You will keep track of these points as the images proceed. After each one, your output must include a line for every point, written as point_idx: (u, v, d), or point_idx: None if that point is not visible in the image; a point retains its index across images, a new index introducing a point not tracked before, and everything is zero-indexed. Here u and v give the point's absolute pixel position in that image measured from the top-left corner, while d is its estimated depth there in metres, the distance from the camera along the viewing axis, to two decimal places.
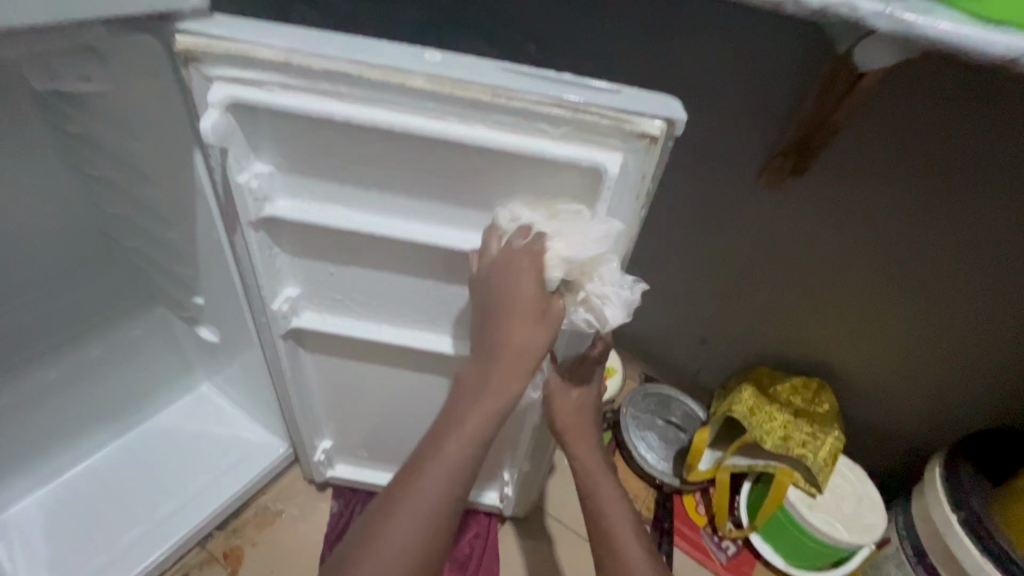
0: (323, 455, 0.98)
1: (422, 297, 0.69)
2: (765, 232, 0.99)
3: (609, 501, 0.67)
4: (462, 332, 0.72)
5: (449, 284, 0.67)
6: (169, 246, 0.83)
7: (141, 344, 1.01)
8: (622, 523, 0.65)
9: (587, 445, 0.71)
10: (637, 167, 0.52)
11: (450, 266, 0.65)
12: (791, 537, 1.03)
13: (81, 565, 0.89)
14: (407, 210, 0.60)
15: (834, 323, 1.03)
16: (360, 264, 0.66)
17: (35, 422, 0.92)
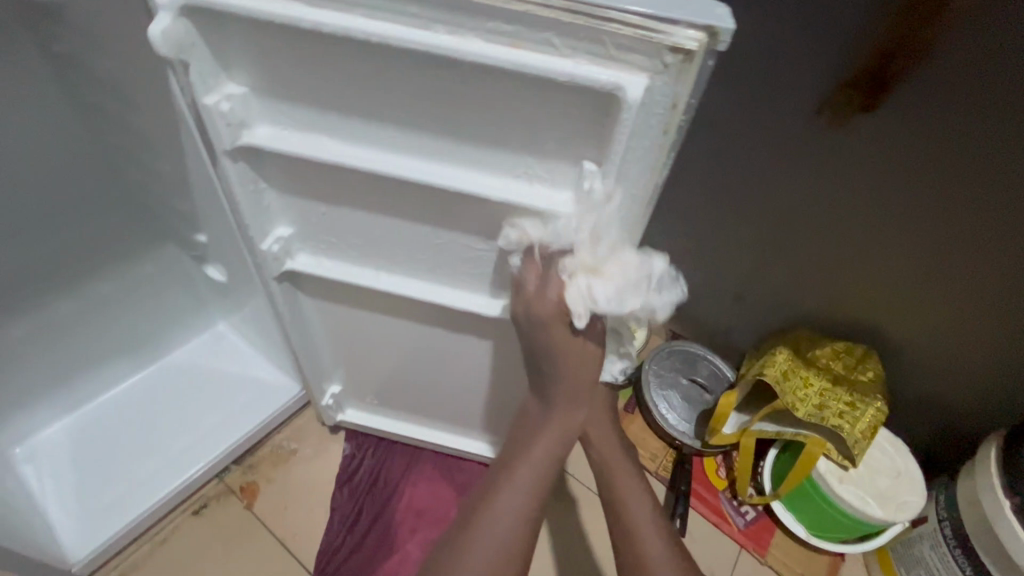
0: (331, 400, 0.97)
1: (420, 241, 0.63)
2: (819, 178, 0.87)
3: (632, 497, 0.65)
4: (468, 283, 0.66)
5: (451, 229, 0.60)
6: (166, 179, 0.80)
7: (153, 281, 0.99)
8: (648, 527, 0.62)
9: (608, 439, 0.68)
10: (668, 90, 0.41)
11: (452, 210, 0.57)
12: (816, 508, 0.97)
13: (104, 492, 0.92)
14: (399, 142, 0.52)
15: (889, 285, 0.92)
16: (352, 204, 0.60)
17: (54, 353, 0.94)
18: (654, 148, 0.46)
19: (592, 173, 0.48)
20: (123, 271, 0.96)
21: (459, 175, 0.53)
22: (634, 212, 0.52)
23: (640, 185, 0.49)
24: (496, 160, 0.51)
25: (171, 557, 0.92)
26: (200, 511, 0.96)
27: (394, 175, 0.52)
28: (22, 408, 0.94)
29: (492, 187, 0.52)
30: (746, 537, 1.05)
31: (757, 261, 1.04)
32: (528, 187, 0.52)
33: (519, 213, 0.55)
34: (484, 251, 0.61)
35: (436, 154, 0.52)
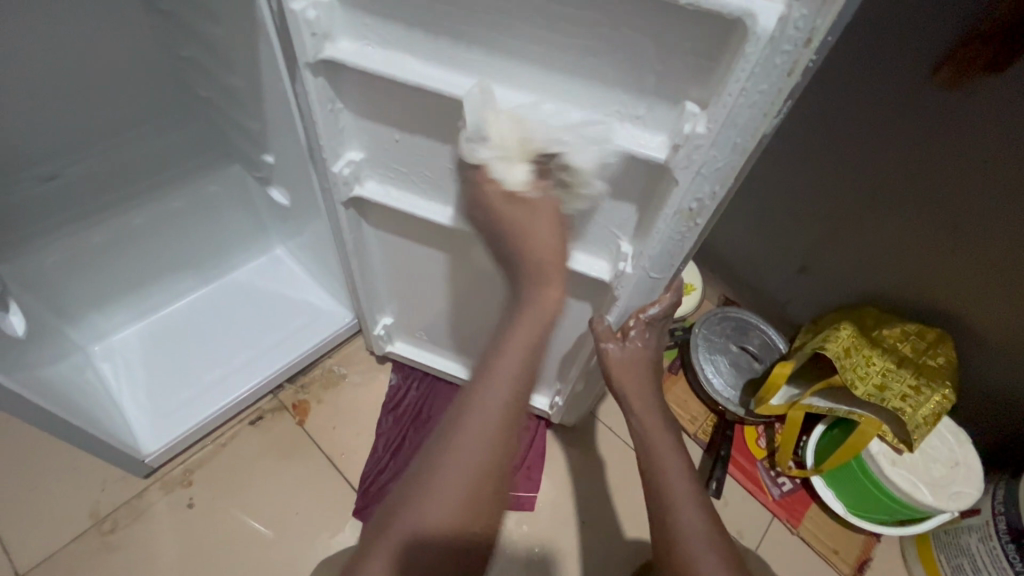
0: (383, 330, 0.99)
1: None
2: (915, 146, 0.81)
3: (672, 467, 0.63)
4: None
5: (527, 168, 0.58)
6: (238, 95, 0.79)
7: (218, 200, 1.01)
8: (684, 492, 0.61)
9: (647, 403, 0.68)
10: (805, 22, 0.37)
11: (533, 146, 0.55)
12: (860, 488, 0.95)
13: (173, 394, 0.99)
14: (489, 68, 0.50)
15: (972, 272, 0.86)
16: (427, 134, 0.59)
17: (128, 263, 0.98)
18: (770, 96, 0.42)
19: (694, 115, 0.44)
20: (192, 187, 0.97)
21: (549, 109, 0.50)
22: (729, 169, 0.48)
23: (743, 137, 0.45)
24: (590, 93, 0.48)
25: (231, 460, 0.98)
26: (256, 421, 1.03)
27: (479, 102, 0.50)
28: (101, 309, 0.99)
29: (581, 122, 0.50)
30: (781, 507, 1.04)
31: (831, 230, 0.98)
32: (620, 128, 0.49)
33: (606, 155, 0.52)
34: (559, 193, 0.59)
35: (528, 85, 0.50)
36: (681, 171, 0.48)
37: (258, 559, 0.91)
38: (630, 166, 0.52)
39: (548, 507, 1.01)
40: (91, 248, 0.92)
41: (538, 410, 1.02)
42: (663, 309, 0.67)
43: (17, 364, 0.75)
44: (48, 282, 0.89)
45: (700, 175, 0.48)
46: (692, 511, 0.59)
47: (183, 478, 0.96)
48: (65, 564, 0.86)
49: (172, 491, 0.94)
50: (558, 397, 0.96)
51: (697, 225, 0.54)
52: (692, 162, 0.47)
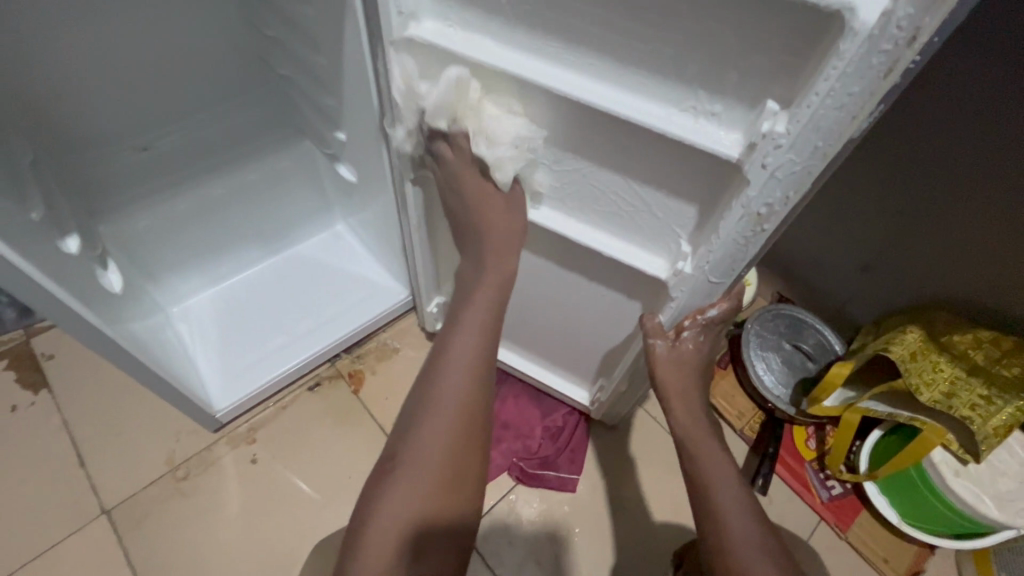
0: (436, 308, 1.02)
1: (563, 173, 0.63)
2: (1001, 142, 0.77)
3: (714, 470, 0.64)
4: (596, 218, 0.65)
5: (592, 164, 0.59)
6: (316, 73, 0.83)
7: (289, 174, 1.06)
8: (730, 498, 0.61)
9: (687, 407, 0.70)
10: (910, 21, 0.35)
11: (602, 137, 0.55)
12: (916, 495, 0.92)
13: (240, 355, 1.05)
14: (564, 54, 0.50)
15: None
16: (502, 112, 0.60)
17: (207, 231, 1.04)
18: (860, 99, 0.40)
19: (773, 114, 0.43)
20: (266, 161, 1.02)
21: (624, 99, 0.50)
22: (805, 175, 0.46)
23: (826, 139, 0.43)
24: (664, 88, 0.48)
25: (292, 423, 1.04)
26: (315, 387, 1.08)
27: (565, 92, 0.51)
28: (180, 273, 1.06)
29: (652, 114, 0.49)
30: (829, 511, 1.02)
31: (903, 226, 0.94)
32: (692, 122, 0.48)
33: (672, 149, 0.51)
34: (623, 192, 0.59)
35: (605, 76, 0.50)
36: (755, 169, 0.46)
37: (313, 516, 0.96)
38: (698, 163, 0.51)
39: (589, 491, 1.03)
40: (176, 215, 0.99)
41: (578, 403, 1.03)
42: (721, 313, 0.65)
43: (116, 319, 0.82)
44: (136, 244, 0.96)
45: (773, 178, 0.47)
46: (739, 520, 0.59)
47: (249, 435, 1.02)
48: (145, 505, 0.94)
49: (238, 446, 1.01)
50: (598, 393, 0.96)
51: (764, 230, 0.52)
52: (765, 163, 0.46)
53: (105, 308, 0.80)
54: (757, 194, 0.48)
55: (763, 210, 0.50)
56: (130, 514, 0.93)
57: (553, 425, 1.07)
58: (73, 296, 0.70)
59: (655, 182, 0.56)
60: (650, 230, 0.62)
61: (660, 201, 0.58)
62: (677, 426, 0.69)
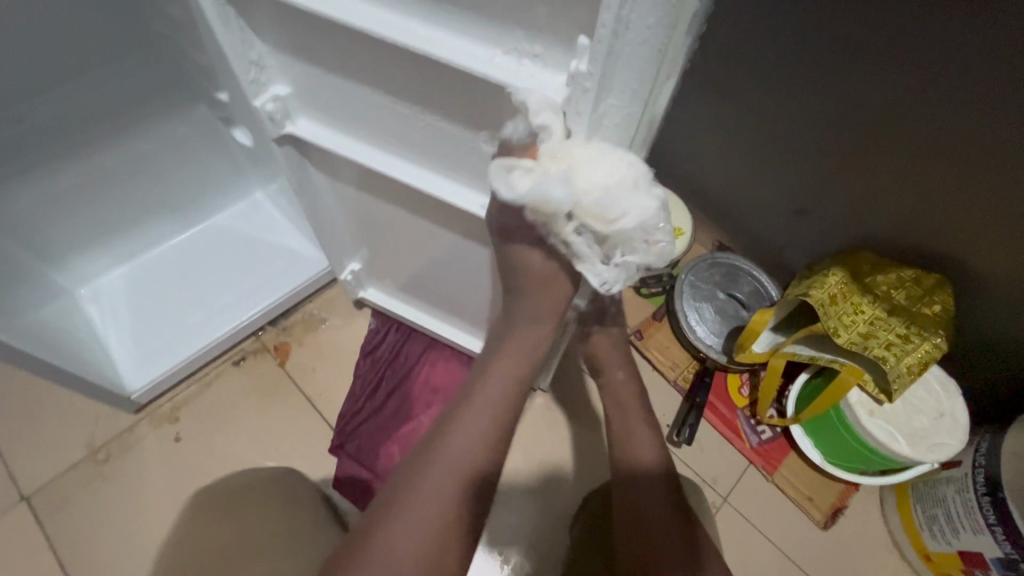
0: (353, 275, 0.98)
1: (412, 128, 0.57)
2: (901, 76, 0.76)
3: (631, 422, 0.72)
4: (462, 173, 0.60)
5: (433, 112, 0.53)
6: (181, 27, 0.75)
7: (187, 141, 1.00)
8: (643, 437, 0.71)
9: (619, 373, 0.75)
10: None
11: (442, 88, 0.50)
12: (836, 435, 0.92)
13: (154, 336, 1.01)
14: None
15: (961, 210, 0.82)
16: (338, 72, 0.54)
17: (104, 208, 0.98)
18: (660, 31, 0.34)
19: (583, 50, 0.38)
20: (157, 130, 0.96)
21: (448, 43, 0.44)
22: (633, 117, 0.42)
23: (642, 81, 0.38)
24: (481, 24, 0.42)
25: (217, 398, 1.02)
26: (240, 362, 1.06)
27: (387, 37, 0.44)
28: (81, 252, 1.00)
29: (476, 57, 0.44)
30: (757, 454, 1.03)
31: (827, 168, 0.92)
32: (516, 65, 0.43)
33: (494, 91, 0.47)
34: (468, 137, 0.54)
35: (426, 14, 0.44)
36: (577, 116, 0.42)
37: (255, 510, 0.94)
38: (529, 108, 0.46)
39: (520, 449, 1.03)
40: (65, 193, 0.92)
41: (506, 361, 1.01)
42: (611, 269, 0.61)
43: None
44: (24, 227, 0.91)
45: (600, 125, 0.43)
46: (651, 463, 0.69)
47: (171, 414, 1.00)
48: (65, 490, 0.92)
49: (161, 426, 0.98)
50: None
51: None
52: (584, 113, 0.41)
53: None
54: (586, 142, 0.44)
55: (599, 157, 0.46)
56: (51, 501, 0.91)
57: None
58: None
59: (500, 129, 0.51)
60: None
61: (484, 142, 0.54)
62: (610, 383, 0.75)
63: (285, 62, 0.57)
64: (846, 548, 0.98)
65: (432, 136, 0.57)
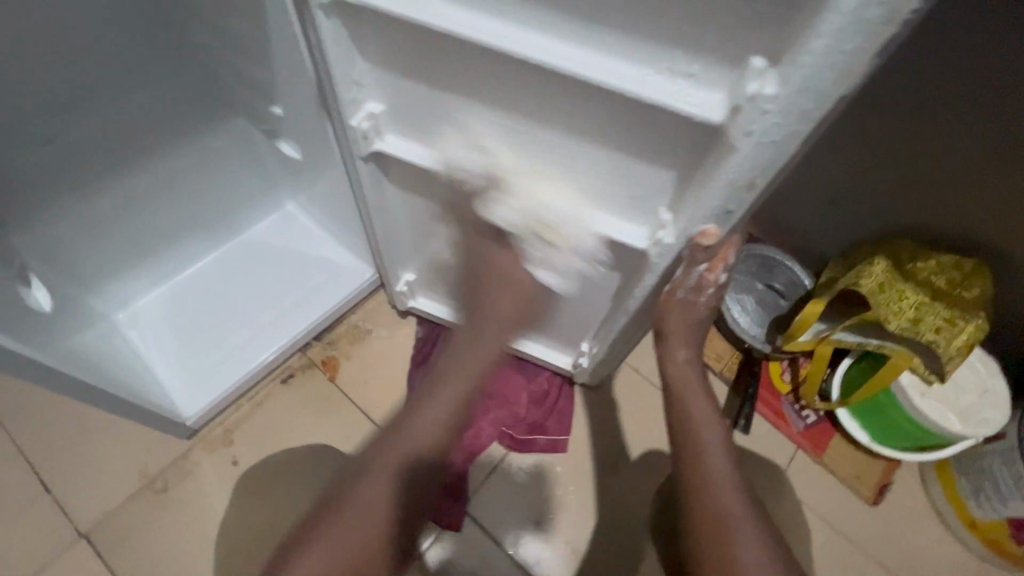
0: (405, 286, 0.97)
1: (520, 140, 0.56)
2: (950, 73, 0.78)
3: (699, 412, 0.68)
4: (561, 183, 0.59)
5: (551, 125, 0.53)
6: (238, 39, 0.72)
7: (223, 154, 0.96)
8: (712, 432, 0.66)
9: (683, 354, 0.70)
10: None
11: (569, 103, 0.49)
12: (884, 415, 0.97)
13: (201, 358, 0.98)
14: (524, 12, 0.42)
15: (999, 199, 0.85)
16: (447, 88, 0.53)
17: (141, 227, 0.94)
18: (854, 56, 0.35)
19: (761, 71, 0.37)
20: (196, 144, 0.92)
21: (592, 62, 0.43)
22: (795, 136, 0.42)
23: (818, 101, 0.38)
24: (633, 44, 0.41)
25: (271, 416, 1.00)
26: (288, 379, 1.03)
27: (530, 57, 0.43)
28: (117, 276, 0.96)
29: (626, 78, 0.43)
30: (805, 439, 1.07)
31: (866, 161, 0.94)
32: (668, 84, 0.42)
33: (632, 107, 0.46)
34: (583, 149, 0.54)
35: (568, 34, 0.43)
36: (739, 137, 0.41)
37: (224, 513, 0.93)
38: (672, 124, 0.46)
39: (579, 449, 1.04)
40: (103, 214, 0.89)
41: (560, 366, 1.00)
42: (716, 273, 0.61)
43: (38, 339, 0.76)
44: (62, 253, 0.87)
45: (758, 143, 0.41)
46: (722, 461, 0.64)
47: (225, 436, 0.97)
48: (125, 522, 0.90)
49: (216, 450, 0.96)
50: (582, 359, 0.92)
51: (755, 187, 0.47)
52: (752, 129, 0.40)
53: (17, 325, 0.73)
54: (738, 162, 0.43)
55: (742, 177, 0.45)
56: (112, 535, 0.89)
57: (538, 389, 1.05)
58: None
59: (628, 143, 0.50)
60: (624, 195, 0.57)
61: (602, 154, 0.53)
62: (675, 364, 0.71)
63: (383, 80, 0.56)
64: (895, 522, 1.02)
65: (537, 148, 0.56)
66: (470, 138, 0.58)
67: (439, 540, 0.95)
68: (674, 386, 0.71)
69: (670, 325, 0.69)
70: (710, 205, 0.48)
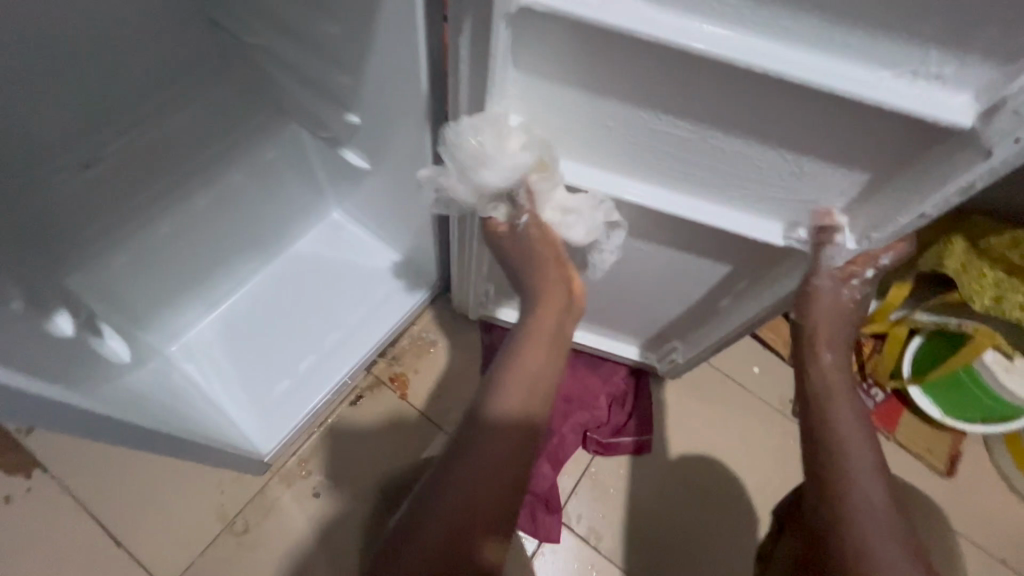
0: (482, 296, 0.92)
1: (682, 148, 0.51)
2: None
3: (847, 429, 0.54)
4: (717, 190, 0.54)
5: (730, 135, 0.48)
6: (317, 43, 0.64)
7: (275, 165, 0.87)
8: (866, 456, 0.53)
9: (832, 353, 0.59)
10: None
11: (767, 116, 0.44)
12: (958, 390, 0.99)
13: (270, 386, 0.91)
14: (749, 16, 0.38)
15: None
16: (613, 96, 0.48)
17: (193, 250, 0.86)
18: None
19: None
20: (248, 157, 0.84)
21: (821, 67, 0.39)
22: None
23: None
24: (877, 50, 0.37)
25: (344, 442, 0.95)
26: (357, 402, 0.98)
27: (751, 67, 0.39)
28: (167, 306, 0.88)
29: (863, 82, 0.39)
30: (876, 418, 1.09)
31: None
32: (909, 88, 0.38)
33: (850, 115, 0.42)
34: (762, 159, 0.49)
35: (796, 36, 0.38)
36: (1004, 144, 0.38)
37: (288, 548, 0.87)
38: (895, 127, 0.42)
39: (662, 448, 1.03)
40: (151, 243, 0.80)
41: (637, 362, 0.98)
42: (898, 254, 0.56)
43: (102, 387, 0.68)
44: (113, 287, 0.79)
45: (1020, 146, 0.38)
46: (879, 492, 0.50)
47: (300, 468, 0.92)
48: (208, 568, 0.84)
49: (293, 482, 0.91)
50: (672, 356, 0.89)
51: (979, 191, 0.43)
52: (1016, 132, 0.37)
53: (82, 376, 0.66)
54: (989, 169, 0.40)
55: (981, 182, 0.42)
56: None
57: (616, 388, 1.03)
58: (51, 385, 0.55)
59: (827, 153, 0.46)
60: (793, 202, 0.53)
61: (783, 163, 0.49)
62: (818, 368, 0.59)
63: (531, 89, 0.50)
64: (968, 490, 1.06)
65: (701, 156, 0.51)
66: (622, 144, 0.53)
67: (539, 553, 0.93)
68: (819, 401, 0.57)
69: (817, 313, 0.58)
70: (923, 211, 0.46)
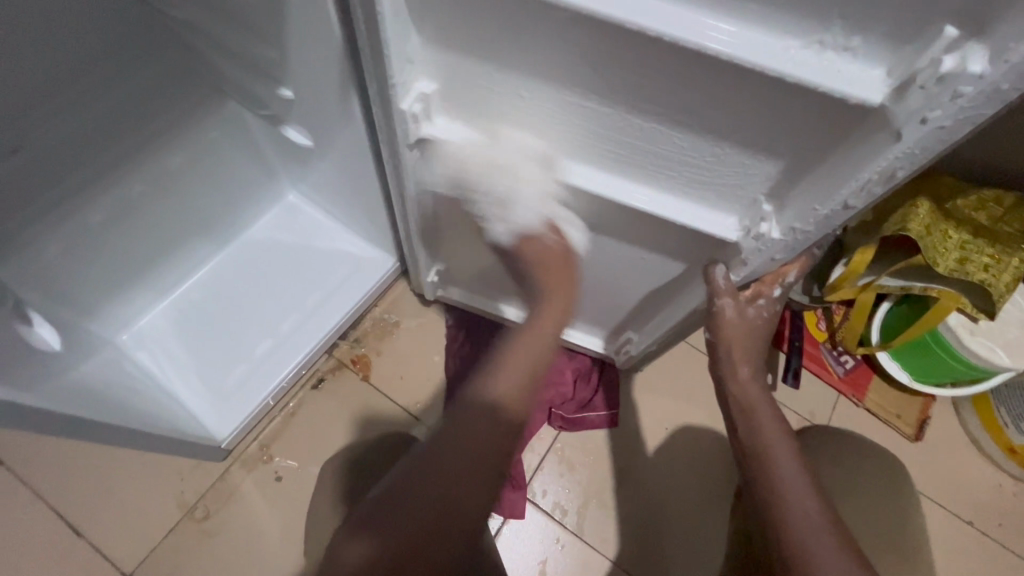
0: (437, 276, 0.90)
1: (604, 128, 0.49)
2: None
3: (771, 437, 0.58)
4: (646, 171, 0.52)
5: (645, 112, 0.46)
6: (237, 14, 0.61)
7: (218, 147, 0.85)
8: (787, 455, 0.57)
9: (749, 367, 0.63)
10: None
11: (678, 87, 0.42)
12: (927, 355, 0.98)
13: (225, 374, 0.90)
14: None
15: None
16: (526, 60, 0.46)
17: (137, 237, 0.84)
18: None
19: (951, 43, 0.32)
20: (188, 139, 0.81)
21: (725, 28, 0.37)
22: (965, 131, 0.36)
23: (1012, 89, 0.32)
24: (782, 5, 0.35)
25: (305, 426, 0.94)
26: (320, 385, 0.97)
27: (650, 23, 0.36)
28: (114, 296, 0.86)
29: (767, 50, 0.36)
30: (845, 384, 1.08)
31: None
32: (816, 61, 0.36)
33: (760, 91, 0.39)
34: (682, 137, 0.47)
35: None
36: (911, 126, 0.36)
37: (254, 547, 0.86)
38: (806, 105, 0.40)
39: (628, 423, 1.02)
40: (90, 231, 0.78)
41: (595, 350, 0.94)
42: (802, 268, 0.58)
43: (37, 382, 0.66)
44: (53, 278, 0.77)
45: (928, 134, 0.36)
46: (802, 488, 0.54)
47: (262, 453, 0.91)
48: (170, 555, 0.84)
49: (254, 467, 0.90)
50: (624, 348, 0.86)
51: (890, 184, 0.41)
52: (926, 117, 0.35)
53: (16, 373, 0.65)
54: (902, 154, 0.38)
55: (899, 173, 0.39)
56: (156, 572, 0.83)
57: (579, 367, 1.01)
58: None
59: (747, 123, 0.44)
60: (721, 185, 0.50)
61: (702, 145, 0.47)
62: (737, 381, 0.63)
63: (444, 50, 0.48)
64: (936, 455, 1.06)
65: (624, 138, 0.49)
66: (544, 118, 0.51)
67: (504, 528, 0.93)
68: (742, 413, 0.61)
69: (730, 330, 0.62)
70: (843, 201, 0.43)
